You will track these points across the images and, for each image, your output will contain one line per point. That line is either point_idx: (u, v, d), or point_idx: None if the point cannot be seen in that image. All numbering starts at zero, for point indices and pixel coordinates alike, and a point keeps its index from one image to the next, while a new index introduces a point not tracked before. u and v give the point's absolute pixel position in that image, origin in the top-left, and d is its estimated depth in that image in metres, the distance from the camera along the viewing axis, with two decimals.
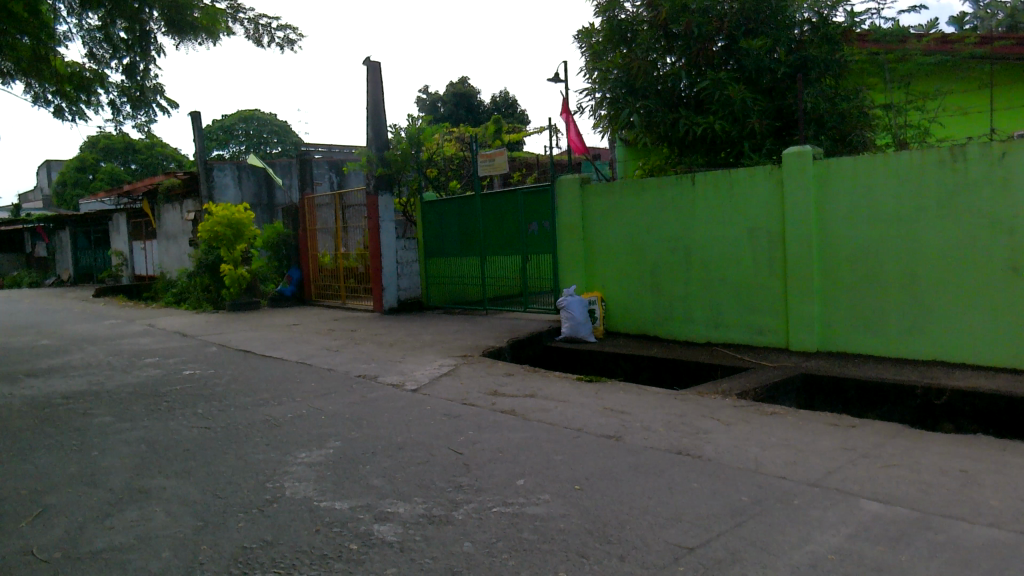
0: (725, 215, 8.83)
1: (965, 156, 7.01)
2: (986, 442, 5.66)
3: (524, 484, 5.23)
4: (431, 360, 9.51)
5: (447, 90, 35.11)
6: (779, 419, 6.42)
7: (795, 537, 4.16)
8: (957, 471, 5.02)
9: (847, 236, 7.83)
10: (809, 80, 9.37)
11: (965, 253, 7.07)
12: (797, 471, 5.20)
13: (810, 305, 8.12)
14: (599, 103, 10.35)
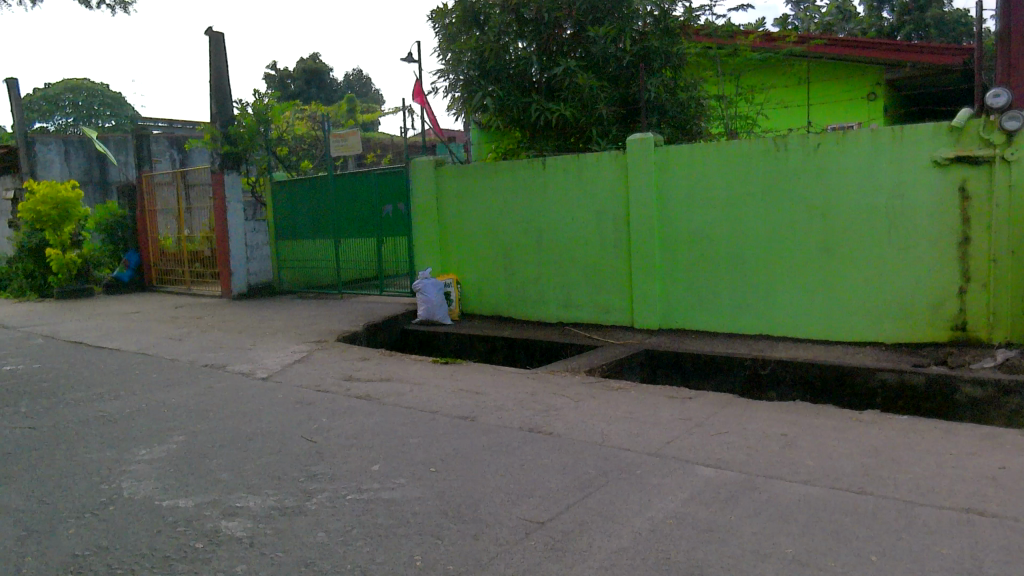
0: (574, 198, 9.11)
1: (786, 146, 7.63)
2: (803, 407, 6.26)
3: (379, 468, 5.21)
4: (283, 346, 9.20)
5: (296, 66, 33.77)
6: (624, 393, 6.77)
7: (638, 504, 4.42)
8: (778, 435, 5.51)
9: (685, 220, 8.32)
10: (651, 70, 9.79)
11: (787, 236, 7.72)
12: (639, 442, 5.51)
13: (652, 285, 8.57)
14: (453, 85, 10.36)
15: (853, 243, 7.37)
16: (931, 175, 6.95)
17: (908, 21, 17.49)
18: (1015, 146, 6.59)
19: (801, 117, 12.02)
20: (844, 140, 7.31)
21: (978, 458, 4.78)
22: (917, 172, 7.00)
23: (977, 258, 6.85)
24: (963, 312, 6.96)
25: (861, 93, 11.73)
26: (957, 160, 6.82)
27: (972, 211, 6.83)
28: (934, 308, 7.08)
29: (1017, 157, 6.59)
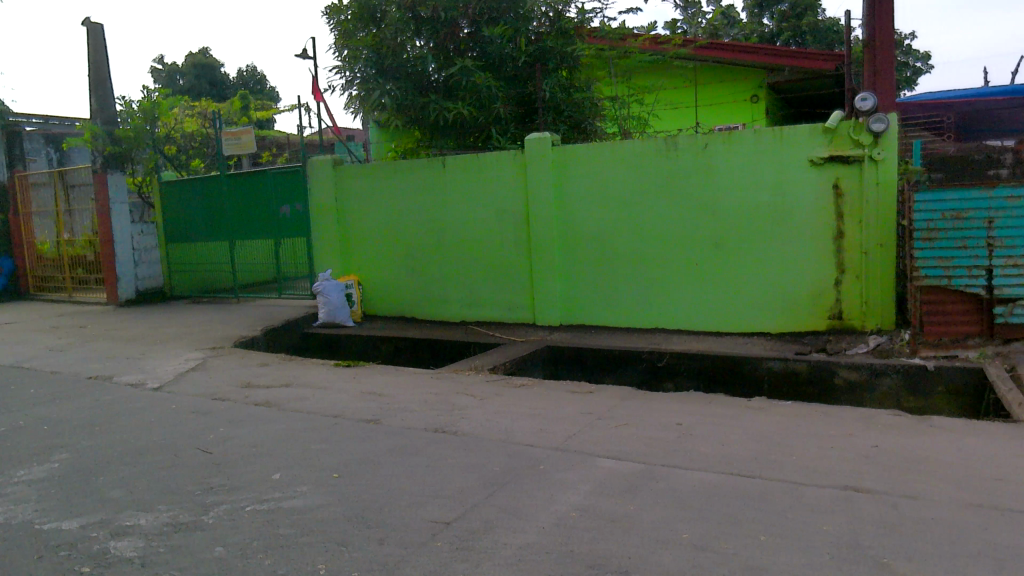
0: (474, 197, 9.13)
1: (676, 146, 7.91)
2: (698, 397, 6.52)
3: (280, 477, 5.07)
4: (176, 353, 8.81)
5: (185, 60, 32.33)
6: (528, 390, 6.86)
7: (542, 499, 4.49)
8: (675, 424, 5.72)
9: (582, 218, 8.50)
10: (547, 70, 9.93)
11: (679, 232, 8.01)
12: (542, 438, 5.60)
13: (553, 283, 8.71)
14: (350, 82, 10.19)
15: (740, 239, 7.73)
16: (809, 173, 7.38)
17: (786, 28, 18.40)
18: (882, 147, 7.09)
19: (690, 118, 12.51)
20: (729, 140, 7.65)
21: (855, 439, 5.10)
22: (796, 171, 7.42)
23: (851, 251, 7.32)
24: (841, 303, 7.43)
25: (745, 94, 12.29)
26: (831, 160, 7.27)
27: (846, 207, 7.29)
28: (814, 300, 7.52)
29: (884, 156, 7.08)
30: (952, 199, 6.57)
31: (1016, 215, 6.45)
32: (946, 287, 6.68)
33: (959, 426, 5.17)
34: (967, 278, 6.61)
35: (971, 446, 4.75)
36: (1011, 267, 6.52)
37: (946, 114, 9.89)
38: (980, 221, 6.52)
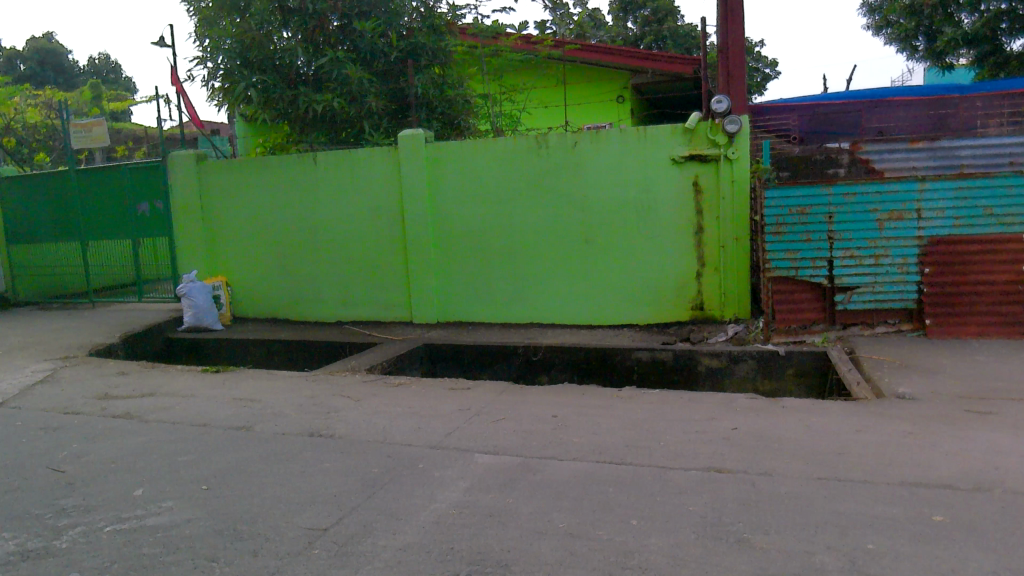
0: (347, 194, 8.95)
1: (547, 143, 8.09)
2: (572, 389, 6.71)
3: (143, 493, 4.79)
4: (21, 365, 8.11)
5: (26, 46, 29.76)
6: (406, 389, 6.82)
7: (421, 498, 4.48)
8: (550, 417, 5.86)
9: (457, 214, 8.52)
10: (418, 66, 9.88)
11: (552, 228, 8.20)
12: (421, 436, 5.58)
13: (429, 280, 8.69)
14: (212, 73, 9.68)
15: (609, 235, 8.01)
16: (671, 171, 7.75)
17: (649, 32, 19.24)
18: (735, 146, 7.54)
19: (560, 116, 12.85)
20: (596, 138, 7.90)
21: (716, 422, 5.41)
22: (659, 169, 7.77)
23: (709, 245, 7.76)
24: (701, 294, 7.85)
25: (612, 95, 12.74)
26: (691, 158, 7.66)
27: (705, 204, 7.71)
28: (678, 292, 7.91)
29: (737, 155, 7.54)
30: (797, 196, 7.09)
31: (851, 210, 7.05)
32: (793, 278, 7.22)
33: (806, 405, 5.59)
34: (812, 268, 7.18)
35: (818, 424, 5.15)
36: (848, 259, 7.13)
37: (792, 120, 10.69)
38: (820, 217, 7.09)
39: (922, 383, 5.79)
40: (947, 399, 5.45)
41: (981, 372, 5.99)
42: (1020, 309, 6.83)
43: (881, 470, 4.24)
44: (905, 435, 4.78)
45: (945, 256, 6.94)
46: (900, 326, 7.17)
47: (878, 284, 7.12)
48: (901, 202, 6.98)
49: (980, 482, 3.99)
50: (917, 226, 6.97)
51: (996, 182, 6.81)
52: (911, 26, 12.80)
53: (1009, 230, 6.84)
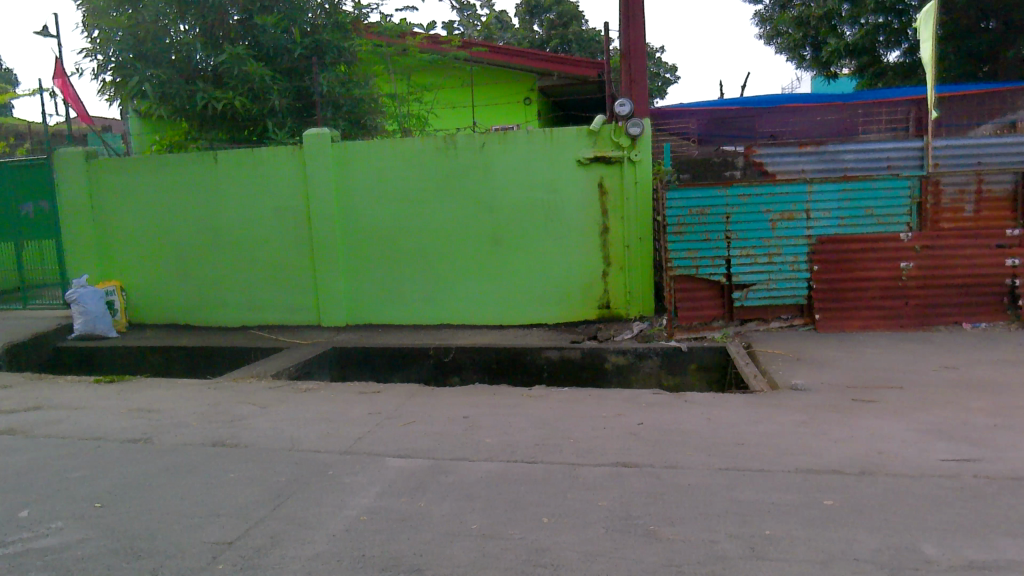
0: (250, 194, 8.68)
1: (455, 144, 8.10)
2: (484, 390, 6.72)
3: (29, 514, 4.49)
4: None
5: None
6: (315, 395, 6.67)
7: (331, 506, 4.40)
8: (462, 418, 5.85)
9: (365, 215, 8.41)
10: (323, 64, 9.67)
11: (461, 229, 8.21)
12: (330, 443, 5.48)
13: (337, 282, 8.54)
14: (102, 67, 9.20)
15: (518, 235, 8.10)
16: (577, 172, 7.91)
17: (554, 35, 19.51)
18: (638, 149, 7.76)
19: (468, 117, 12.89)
20: (503, 140, 7.97)
21: (622, 418, 5.55)
22: (566, 170, 7.92)
23: (615, 245, 7.95)
24: (608, 293, 8.05)
25: (519, 97, 12.86)
26: (596, 160, 7.84)
27: (609, 205, 7.90)
28: (585, 291, 8.08)
29: (640, 158, 7.76)
30: (697, 197, 7.37)
31: (747, 211, 7.38)
32: (694, 276, 7.50)
33: (708, 400, 5.80)
34: (711, 267, 7.47)
35: (718, 417, 5.35)
36: (744, 257, 7.46)
37: (691, 123, 10.80)
38: (718, 217, 7.39)
39: (813, 375, 6.11)
40: (836, 389, 5.77)
41: (866, 363, 6.39)
42: (897, 303, 7.33)
43: (776, 459, 4.45)
44: (799, 425, 5.02)
45: (831, 254, 7.36)
46: (793, 321, 7.56)
47: (772, 282, 7.48)
48: (792, 203, 7.34)
49: (867, 467, 4.23)
50: (807, 226, 7.36)
51: (877, 184, 7.27)
52: (798, 37, 13.66)
53: (888, 230, 7.32)
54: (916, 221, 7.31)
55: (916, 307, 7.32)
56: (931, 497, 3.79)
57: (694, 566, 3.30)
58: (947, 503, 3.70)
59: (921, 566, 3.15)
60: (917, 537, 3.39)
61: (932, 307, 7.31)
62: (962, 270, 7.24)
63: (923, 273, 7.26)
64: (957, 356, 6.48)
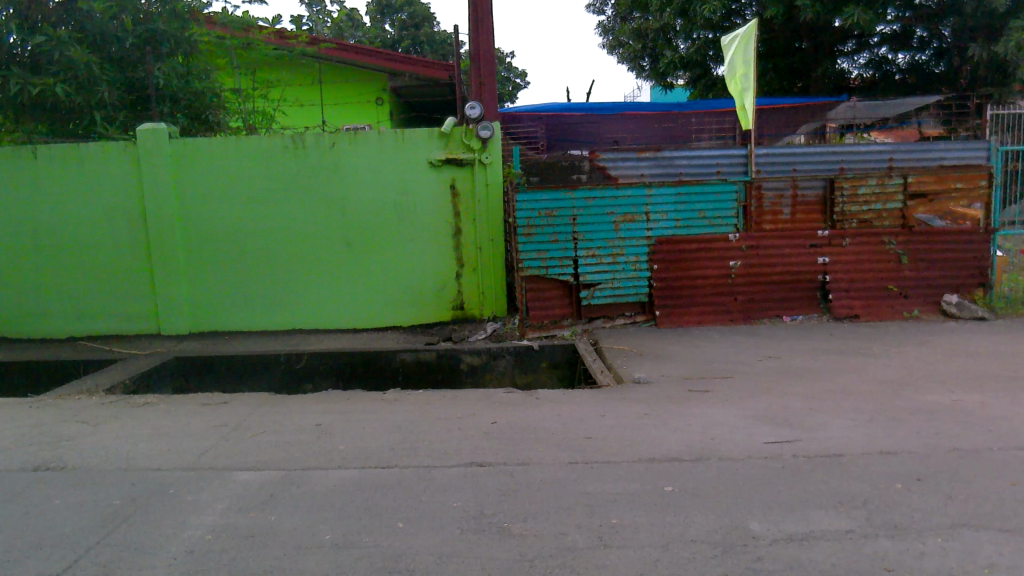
0: (75, 193, 7.98)
1: (303, 144, 7.86)
2: (337, 397, 6.57)
3: None
4: None
5: None
6: (153, 409, 6.25)
7: (172, 526, 4.11)
8: (313, 426, 5.67)
9: (207, 215, 7.97)
10: (160, 54, 8.98)
11: (311, 231, 7.98)
12: (170, 459, 5.14)
13: (177, 287, 8.04)
14: None
15: (370, 237, 7.99)
16: (429, 174, 7.92)
17: (406, 36, 19.39)
18: (488, 151, 7.87)
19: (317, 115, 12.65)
20: (354, 139, 7.84)
21: (476, 418, 5.62)
22: (418, 171, 7.91)
23: (468, 247, 8.04)
24: (462, 294, 8.12)
25: (370, 97, 12.69)
26: (448, 162, 7.89)
27: (462, 206, 7.98)
28: (439, 293, 8.10)
29: (491, 160, 7.89)
30: (545, 199, 7.60)
31: (592, 213, 7.69)
32: (544, 276, 7.73)
33: (558, 396, 6.00)
34: (560, 267, 7.72)
35: (568, 412, 5.54)
36: (590, 258, 7.77)
37: (539, 127, 11.04)
38: (565, 219, 7.65)
39: (654, 368, 6.49)
40: (674, 381, 6.16)
41: (700, 355, 6.87)
42: (727, 299, 7.93)
43: (621, 450, 4.67)
44: (640, 417, 5.31)
45: (669, 254, 7.83)
46: (635, 318, 7.99)
47: (616, 281, 7.84)
48: (633, 206, 7.75)
49: (701, 453, 4.54)
50: (646, 228, 7.79)
51: (707, 189, 7.82)
52: (638, 48, 14.42)
53: (718, 231, 7.88)
54: (742, 223, 7.92)
55: (743, 303, 7.96)
56: (756, 477, 4.13)
57: (545, 560, 3.39)
58: (770, 482, 4.04)
59: (749, 542, 3.41)
60: (745, 516, 3.68)
61: (756, 302, 7.98)
62: (782, 268, 7.93)
63: (749, 271, 7.89)
64: (778, 346, 7.11)
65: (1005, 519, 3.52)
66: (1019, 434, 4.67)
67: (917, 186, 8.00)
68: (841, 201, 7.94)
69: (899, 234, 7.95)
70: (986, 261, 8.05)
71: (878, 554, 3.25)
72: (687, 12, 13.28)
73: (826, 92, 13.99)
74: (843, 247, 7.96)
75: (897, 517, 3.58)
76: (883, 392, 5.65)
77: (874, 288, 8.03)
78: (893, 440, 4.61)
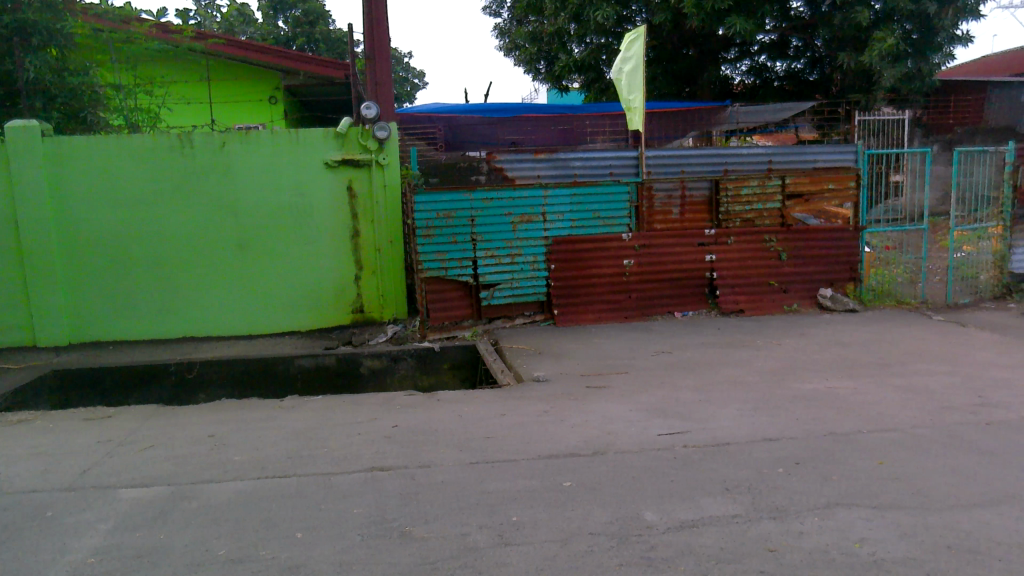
0: None
1: (191, 143, 7.53)
2: (231, 406, 6.33)
3: None
4: None
5: None
6: (27, 428, 5.80)
7: (49, 553, 3.70)
8: (206, 437, 5.36)
9: (86, 219, 7.51)
10: (30, 46, 8.26)
11: (201, 234, 7.66)
12: (46, 480, 4.73)
13: (53, 296, 7.52)
14: None
15: (264, 240, 7.75)
16: (325, 175, 7.76)
17: (300, 32, 18.90)
18: (386, 152, 7.81)
19: (206, 113, 12.17)
20: (246, 139, 7.58)
21: (377, 422, 5.55)
22: (313, 172, 7.74)
23: (366, 249, 7.93)
24: (361, 297, 8.00)
25: (263, 95, 12.30)
26: (344, 163, 7.76)
27: (359, 208, 7.86)
28: (338, 296, 7.95)
29: (388, 161, 7.82)
30: (443, 200, 7.59)
31: (490, 214, 7.74)
32: (443, 277, 7.71)
33: (459, 397, 6.01)
34: (459, 268, 7.73)
35: (469, 413, 5.55)
36: (489, 258, 7.82)
37: (437, 127, 11.10)
38: (464, 220, 7.67)
39: (553, 367, 6.59)
40: (572, 378, 6.29)
41: (598, 352, 7.04)
42: (621, 297, 8.18)
43: (522, 448, 4.72)
44: (540, 414, 5.39)
45: (566, 254, 7.99)
46: (534, 317, 8.11)
47: (515, 281, 7.93)
48: (530, 206, 7.85)
49: (598, 447, 4.66)
50: (543, 228, 7.91)
51: (601, 189, 8.02)
52: (534, 51, 14.69)
53: (613, 231, 8.10)
54: (635, 223, 8.16)
55: (637, 300, 8.22)
56: (649, 469, 4.27)
57: (447, 561, 3.36)
58: (663, 473, 4.19)
59: (643, 531, 3.53)
60: (640, 507, 3.79)
61: (649, 299, 8.26)
62: (672, 266, 8.25)
63: (642, 269, 8.16)
64: (670, 341, 7.39)
65: (873, 497, 3.80)
66: (884, 417, 5.05)
67: (794, 187, 8.49)
68: (725, 201, 8.32)
69: (778, 232, 8.44)
70: (855, 257, 8.67)
71: (762, 536, 3.43)
72: (580, 16, 13.53)
73: (712, 96, 14.66)
74: (728, 245, 8.36)
75: (778, 500, 3.79)
76: (766, 382, 5.97)
77: (757, 283, 8.48)
78: (775, 427, 4.87)
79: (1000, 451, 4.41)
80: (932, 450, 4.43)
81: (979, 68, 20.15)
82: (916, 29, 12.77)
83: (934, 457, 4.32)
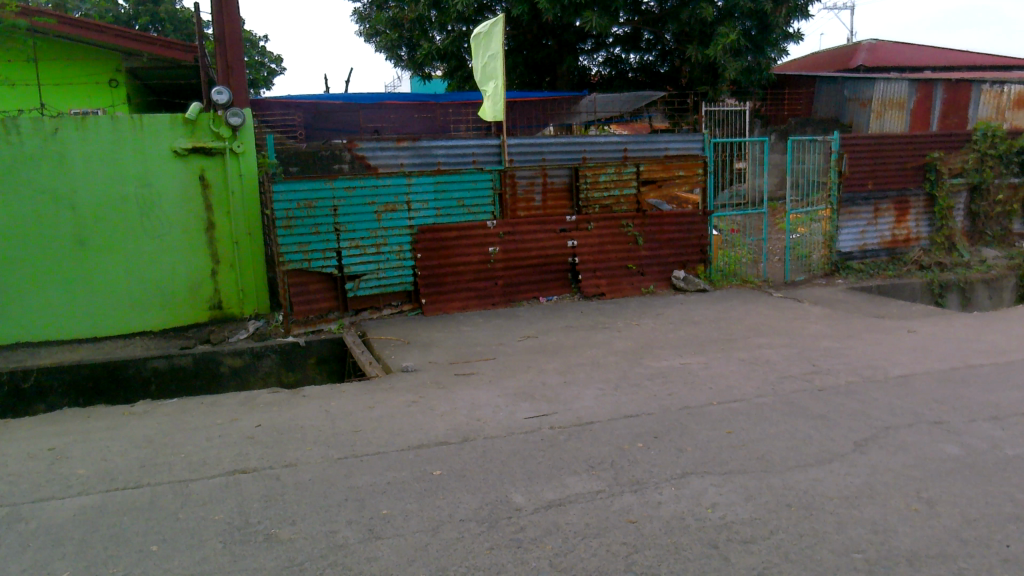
0: None
1: (16, 128, 6.84)
2: (74, 416, 5.85)
3: None
4: None
5: None
6: None
7: None
8: (45, 451, 4.90)
9: None
10: None
11: (32, 230, 7.00)
12: None
13: None
14: None
15: (107, 234, 7.21)
16: (173, 165, 7.32)
17: (142, 11, 17.64)
18: (240, 140, 7.47)
19: (31, 97, 11.15)
20: (81, 125, 7.00)
21: (239, 422, 5.33)
22: (161, 162, 7.28)
23: (223, 242, 7.59)
24: (219, 292, 7.64)
25: (101, 78, 11.40)
26: (194, 151, 7.35)
27: (213, 199, 7.49)
28: (192, 293, 7.55)
29: (243, 149, 7.49)
30: (303, 190, 7.34)
31: (352, 203, 7.59)
32: (305, 269, 7.48)
33: (325, 392, 5.87)
34: (322, 260, 7.53)
35: (336, 407, 5.44)
36: (353, 249, 7.67)
37: (297, 115, 10.66)
38: (325, 209, 7.46)
39: (421, 356, 6.57)
40: (439, 367, 6.31)
41: (465, 340, 7.09)
42: (488, 284, 8.27)
43: (390, 440, 4.68)
44: (408, 405, 5.37)
45: (430, 242, 7.98)
46: (401, 307, 8.04)
47: (380, 271, 7.83)
48: (393, 195, 7.77)
49: (467, 434, 4.70)
50: (408, 217, 7.86)
51: (465, 177, 8.06)
52: (395, 37, 14.36)
53: (477, 218, 8.18)
54: (498, 211, 8.28)
55: (503, 287, 8.34)
56: (516, 452, 4.36)
57: (316, 561, 3.27)
58: (530, 455, 4.29)
59: (512, 514, 3.61)
60: (508, 491, 3.87)
61: (514, 286, 8.41)
62: (536, 252, 8.44)
63: (506, 257, 8.29)
64: (535, 326, 7.55)
65: (723, 464, 4.06)
66: (731, 388, 5.41)
67: (648, 174, 8.88)
68: (584, 188, 8.58)
69: (634, 217, 8.82)
70: (704, 240, 9.24)
71: (624, 509, 3.59)
72: (441, 4, 13.67)
73: (571, 86, 15.07)
74: (588, 230, 8.63)
75: (638, 473, 3.98)
76: (625, 361, 6.24)
77: (616, 267, 8.84)
78: (634, 405, 5.10)
79: (830, 413, 4.86)
80: (773, 416, 4.81)
81: (809, 63, 21.90)
82: (755, 27, 13.74)
83: (774, 423, 4.69)
